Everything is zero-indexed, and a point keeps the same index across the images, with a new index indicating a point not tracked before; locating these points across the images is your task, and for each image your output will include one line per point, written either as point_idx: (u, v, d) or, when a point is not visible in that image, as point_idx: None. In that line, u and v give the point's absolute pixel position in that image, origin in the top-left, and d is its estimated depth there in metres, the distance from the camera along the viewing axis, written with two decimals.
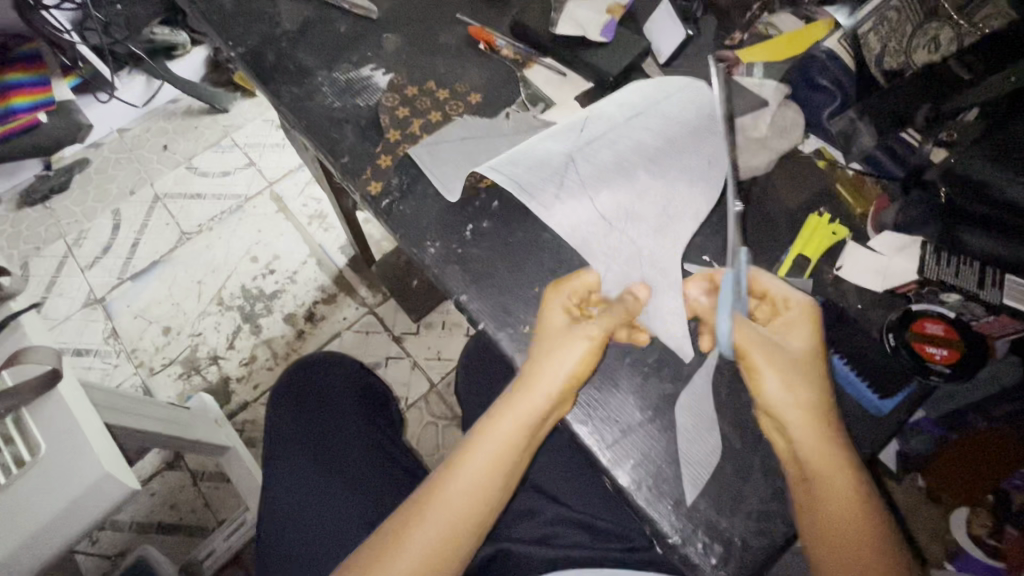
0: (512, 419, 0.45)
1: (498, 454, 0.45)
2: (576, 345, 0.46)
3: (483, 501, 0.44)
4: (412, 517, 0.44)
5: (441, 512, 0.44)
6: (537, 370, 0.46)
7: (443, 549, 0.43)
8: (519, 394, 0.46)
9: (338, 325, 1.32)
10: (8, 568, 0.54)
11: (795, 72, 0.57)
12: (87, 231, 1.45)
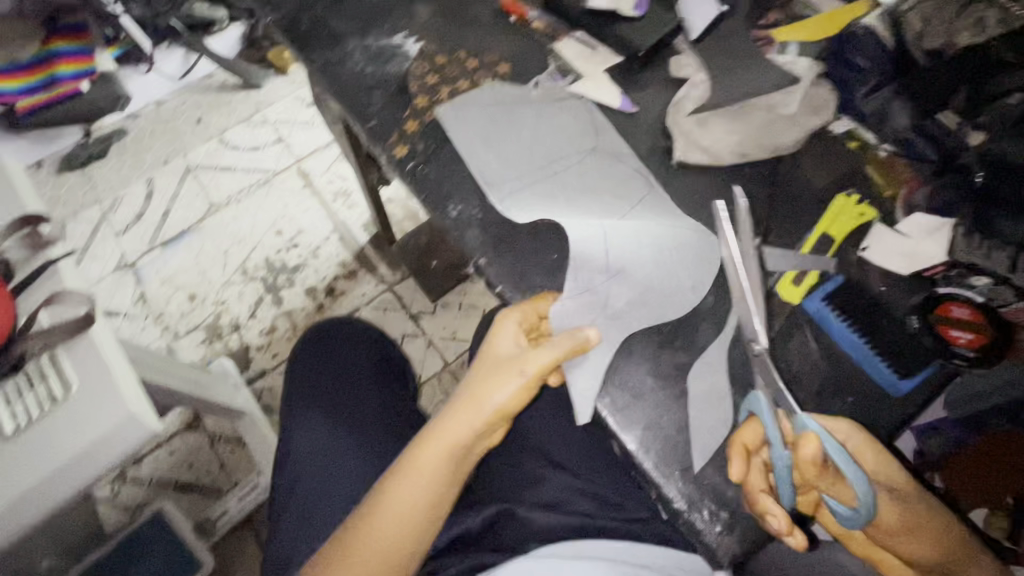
0: (439, 453, 0.48)
1: (426, 483, 0.49)
2: (512, 381, 0.46)
3: (419, 517, 0.49)
4: (359, 531, 0.49)
5: (381, 530, 0.49)
6: (472, 401, 0.47)
7: (387, 558, 0.49)
8: (444, 430, 0.48)
9: (357, 301, 1.35)
10: (40, 496, 0.57)
11: (831, 51, 0.56)
12: (121, 197, 1.50)
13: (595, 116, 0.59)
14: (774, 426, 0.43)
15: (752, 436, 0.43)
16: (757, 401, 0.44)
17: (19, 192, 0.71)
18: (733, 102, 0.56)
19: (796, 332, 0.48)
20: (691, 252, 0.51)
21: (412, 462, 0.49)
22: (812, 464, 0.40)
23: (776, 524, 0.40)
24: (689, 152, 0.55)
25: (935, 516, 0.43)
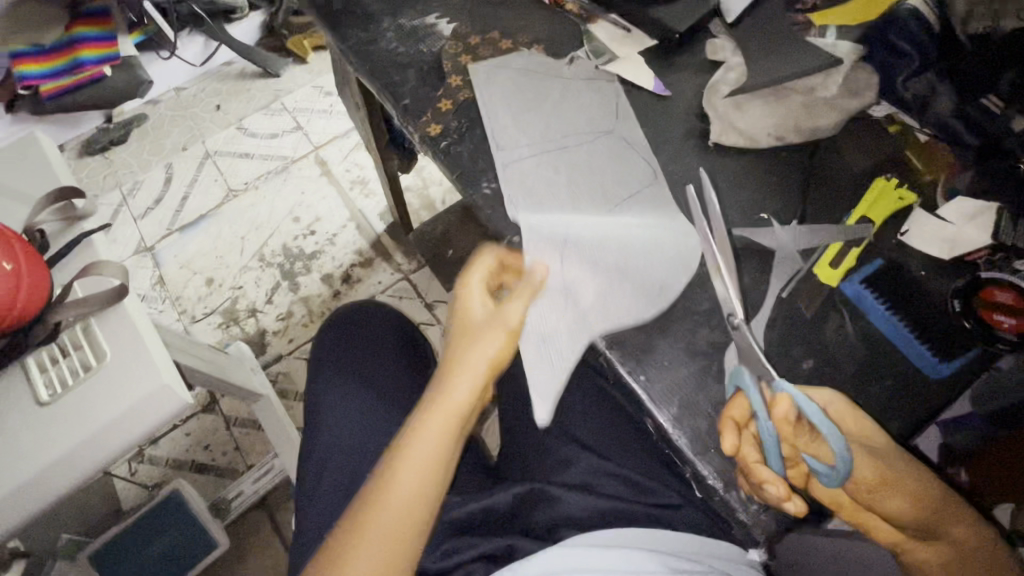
0: (437, 427, 0.47)
1: (427, 463, 0.46)
2: (498, 330, 0.48)
3: (424, 497, 0.46)
4: (377, 495, 0.45)
5: (401, 492, 0.46)
6: (467, 350, 0.48)
7: (410, 514, 0.45)
8: (437, 404, 0.48)
9: (373, 288, 1.35)
10: (71, 464, 0.58)
11: (873, 34, 0.55)
12: (141, 181, 1.51)
13: (628, 99, 0.59)
14: (758, 396, 0.42)
15: (740, 409, 0.43)
16: (742, 376, 0.44)
17: (53, 167, 0.72)
18: (770, 85, 0.56)
19: (833, 314, 0.47)
20: (666, 254, 0.50)
21: (409, 443, 0.47)
22: (787, 423, 0.42)
23: (772, 489, 0.40)
24: (724, 134, 0.55)
25: (914, 471, 0.42)
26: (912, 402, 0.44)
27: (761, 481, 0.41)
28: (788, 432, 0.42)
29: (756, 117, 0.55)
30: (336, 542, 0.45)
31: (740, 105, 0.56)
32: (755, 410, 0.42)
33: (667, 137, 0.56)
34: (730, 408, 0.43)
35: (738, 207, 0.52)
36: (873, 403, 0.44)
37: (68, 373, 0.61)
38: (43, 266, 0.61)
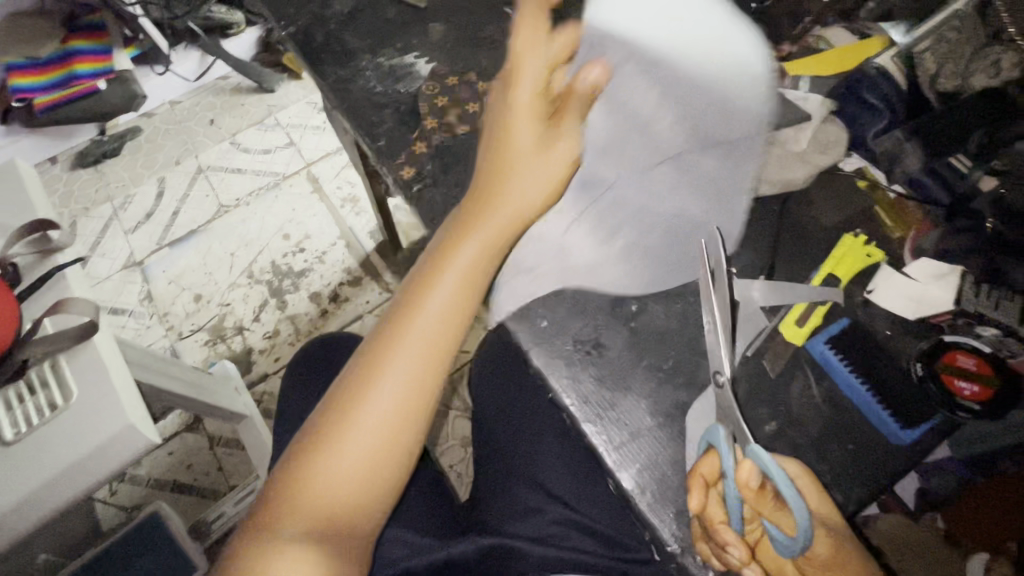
0: (477, 243, 0.48)
1: (463, 276, 0.47)
2: (542, 154, 0.48)
3: (462, 312, 0.47)
4: (415, 299, 0.47)
5: (436, 300, 0.47)
6: (503, 157, 0.49)
7: (447, 323, 0.47)
8: (481, 215, 0.48)
9: (360, 308, 1.35)
10: (34, 504, 0.57)
11: (843, 88, 0.55)
12: (132, 196, 1.51)
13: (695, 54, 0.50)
14: (730, 454, 0.42)
15: (709, 467, 0.43)
16: (717, 435, 0.43)
17: (31, 195, 0.72)
18: None
19: (799, 373, 0.47)
20: (672, 266, 0.50)
21: (451, 251, 0.48)
22: (754, 487, 0.41)
23: (734, 550, 0.39)
24: (720, 168, 0.51)
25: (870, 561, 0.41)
26: (871, 466, 0.44)
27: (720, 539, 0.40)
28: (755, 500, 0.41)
29: None
30: (370, 341, 0.47)
31: None
32: (725, 470, 0.42)
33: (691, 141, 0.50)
34: (702, 463, 0.43)
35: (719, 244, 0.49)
36: (840, 466, 0.44)
37: (34, 411, 0.60)
38: (13, 301, 0.61)
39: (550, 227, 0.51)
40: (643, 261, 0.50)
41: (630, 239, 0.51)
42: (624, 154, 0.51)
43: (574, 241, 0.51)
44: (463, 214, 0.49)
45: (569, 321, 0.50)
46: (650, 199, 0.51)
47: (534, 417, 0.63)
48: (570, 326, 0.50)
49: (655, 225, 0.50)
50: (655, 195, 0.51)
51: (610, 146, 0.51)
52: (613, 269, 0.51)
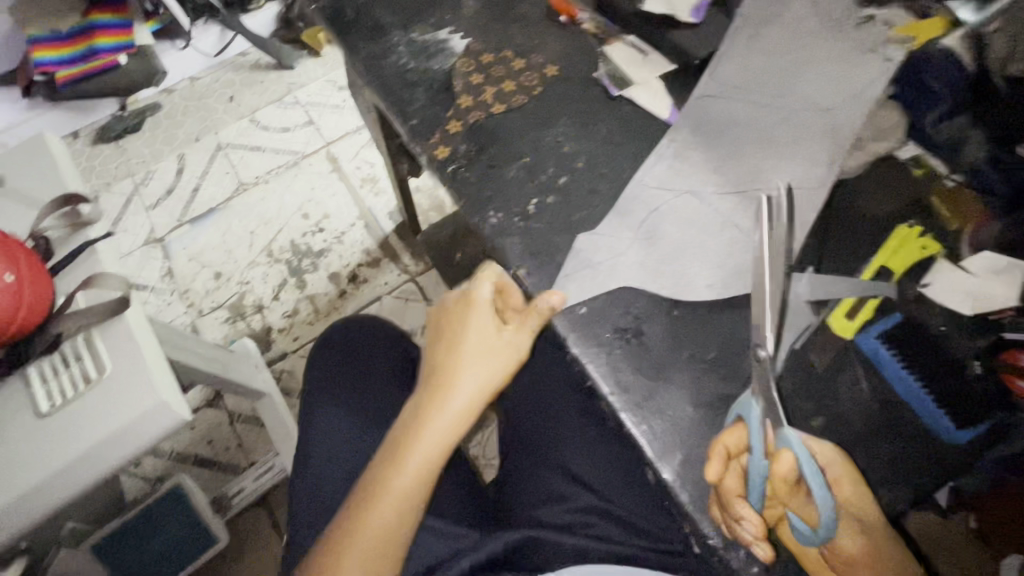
0: (421, 459, 0.47)
1: (427, 461, 0.48)
2: (496, 358, 0.48)
3: (423, 488, 0.48)
4: (367, 504, 0.47)
5: (388, 504, 0.47)
6: (451, 372, 0.48)
7: (394, 530, 0.47)
8: (438, 406, 0.48)
9: (379, 290, 1.34)
10: (68, 477, 0.57)
11: (903, 69, 0.52)
12: (153, 172, 1.51)
13: (792, 96, 0.55)
14: (760, 433, 0.41)
15: (734, 440, 0.42)
16: (749, 414, 0.42)
17: (60, 169, 0.71)
18: (789, 123, 0.54)
19: (846, 368, 0.46)
20: (728, 267, 0.49)
21: (401, 457, 0.47)
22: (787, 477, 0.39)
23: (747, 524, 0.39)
24: (784, 186, 0.52)
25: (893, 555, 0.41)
26: (919, 465, 0.43)
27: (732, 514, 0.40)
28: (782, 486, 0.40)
29: (777, 156, 0.53)
30: (334, 537, 0.47)
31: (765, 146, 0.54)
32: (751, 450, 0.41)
33: (767, 164, 0.53)
34: (726, 439, 0.41)
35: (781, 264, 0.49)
36: (889, 464, 0.43)
37: (67, 385, 0.60)
38: (46, 274, 0.61)
39: (604, 223, 0.52)
40: (696, 272, 0.49)
41: (684, 244, 0.50)
42: (697, 164, 0.54)
43: (626, 237, 0.52)
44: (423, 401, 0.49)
45: (609, 307, 0.49)
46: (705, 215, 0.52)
47: (561, 399, 0.61)
48: (613, 314, 0.49)
49: (708, 240, 0.50)
50: (713, 209, 0.52)
51: (685, 157, 0.55)
52: (674, 270, 0.50)
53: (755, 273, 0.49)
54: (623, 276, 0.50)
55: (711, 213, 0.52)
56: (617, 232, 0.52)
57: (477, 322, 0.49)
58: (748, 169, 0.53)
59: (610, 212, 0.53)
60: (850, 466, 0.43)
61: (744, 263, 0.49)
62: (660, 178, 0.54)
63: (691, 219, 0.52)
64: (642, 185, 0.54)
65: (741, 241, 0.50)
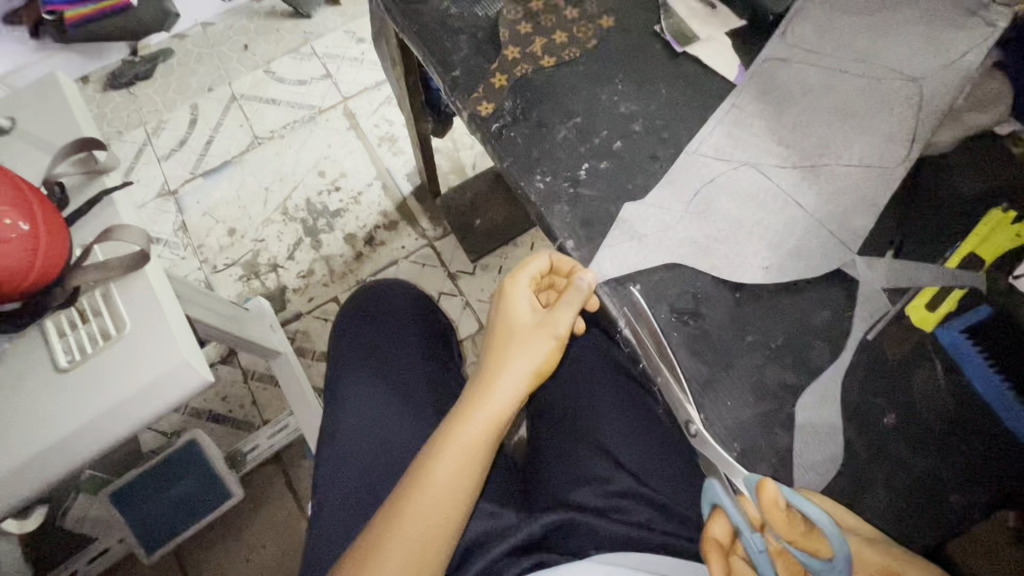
0: (464, 447, 0.44)
1: (470, 452, 0.44)
2: (543, 344, 0.46)
3: (469, 480, 0.45)
4: (406, 495, 0.44)
5: (430, 495, 0.43)
6: (497, 361, 0.46)
7: (436, 525, 0.43)
8: (481, 396, 0.46)
9: (395, 253, 1.27)
10: (89, 437, 0.56)
11: (1009, 34, 0.47)
12: (166, 121, 1.45)
13: (871, 62, 0.50)
14: (735, 510, 0.39)
15: (719, 529, 0.41)
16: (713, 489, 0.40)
17: (74, 112, 0.67)
18: (871, 93, 0.49)
19: (924, 363, 0.42)
20: (794, 246, 0.45)
21: (443, 445, 0.45)
22: (776, 509, 0.36)
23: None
24: (857, 163, 0.47)
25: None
26: (999, 470, 0.40)
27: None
28: (780, 525, 0.36)
29: (858, 127, 0.48)
30: (370, 533, 0.43)
31: (847, 117, 0.48)
32: (736, 526, 0.39)
33: (837, 135, 0.48)
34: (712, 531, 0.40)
35: (846, 248, 0.44)
36: (965, 467, 0.40)
37: (86, 340, 0.58)
38: (62, 224, 0.58)
39: (657, 192, 0.48)
40: (749, 252, 0.45)
41: (740, 221, 0.46)
42: (758, 133, 0.49)
43: (676, 209, 0.47)
44: (465, 394, 0.47)
45: (666, 285, 0.45)
46: (773, 189, 0.47)
47: (594, 377, 0.61)
48: (666, 293, 0.45)
49: (767, 218, 0.46)
50: (774, 183, 0.47)
51: (745, 124, 0.50)
52: (736, 249, 0.45)
53: (816, 255, 0.44)
54: (670, 251, 0.46)
55: (776, 186, 0.47)
56: (671, 202, 0.48)
57: (518, 311, 0.47)
58: (816, 140, 0.48)
59: (661, 181, 0.49)
60: (923, 466, 0.40)
61: (804, 245, 0.45)
62: (721, 147, 0.49)
63: (755, 191, 0.47)
64: (697, 153, 0.49)
65: (803, 220, 0.45)
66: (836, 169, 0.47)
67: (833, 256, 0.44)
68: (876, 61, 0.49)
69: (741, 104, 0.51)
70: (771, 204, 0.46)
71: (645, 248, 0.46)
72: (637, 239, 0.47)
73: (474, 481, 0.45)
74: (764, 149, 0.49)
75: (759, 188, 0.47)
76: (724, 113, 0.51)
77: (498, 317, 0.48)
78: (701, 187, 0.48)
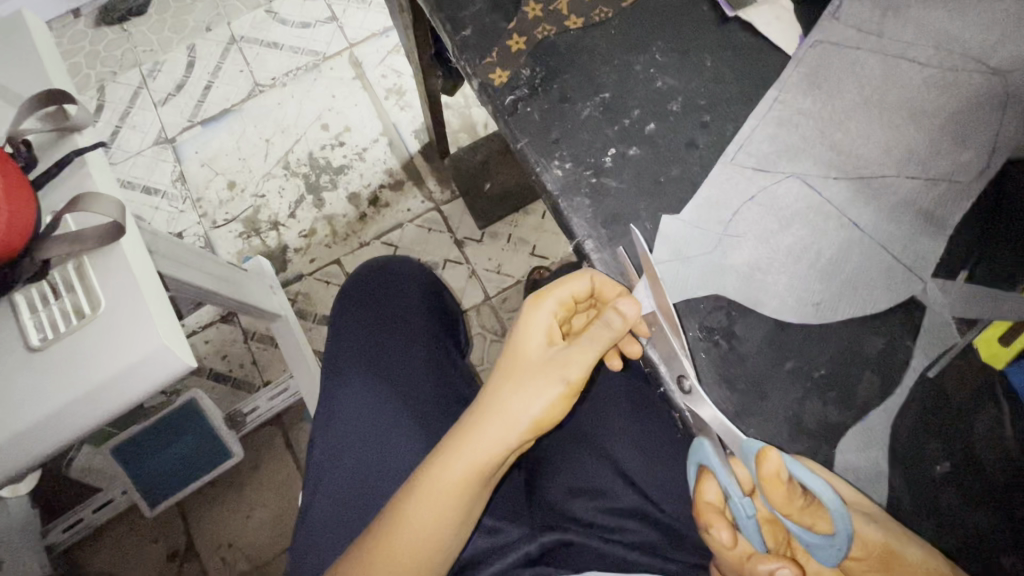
0: (445, 493, 0.40)
1: (452, 499, 0.41)
2: (551, 386, 0.40)
3: (442, 530, 0.41)
4: (382, 537, 0.41)
5: (405, 539, 0.41)
6: (495, 397, 0.41)
7: (410, 569, 0.41)
8: (471, 437, 0.41)
9: (400, 216, 1.14)
10: (60, 431, 0.47)
11: None
12: (163, 63, 1.26)
13: (948, 47, 0.43)
14: (727, 473, 0.38)
15: (710, 491, 0.39)
16: (703, 449, 0.39)
17: (43, 55, 0.55)
18: (949, 86, 0.42)
19: (987, 406, 0.40)
20: (850, 268, 0.41)
21: (423, 488, 0.41)
22: (780, 482, 0.34)
23: (783, 573, 0.35)
24: (925, 176, 0.42)
25: (931, 556, 0.35)
26: None
27: (763, 572, 0.35)
28: (782, 493, 0.34)
29: (923, 125, 0.42)
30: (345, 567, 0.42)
31: (911, 113, 0.43)
32: (728, 490, 0.37)
33: (903, 140, 0.42)
34: (705, 495, 0.38)
35: (898, 267, 0.41)
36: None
37: (59, 316, 0.49)
38: (26, 189, 0.48)
39: (699, 198, 0.43)
40: (794, 281, 0.41)
41: (789, 243, 0.42)
42: (806, 139, 0.44)
43: (716, 222, 0.43)
44: (455, 427, 0.42)
45: (696, 300, 0.42)
46: (833, 206, 0.42)
47: (610, 386, 0.57)
48: (699, 308, 0.42)
49: (819, 241, 0.42)
50: (826, 199, 0.42)
51: (791, 126, 0.44)
52: (783, 269, 0.42)
53: (877, 285, 0.41)
54: (711, 275, 0.42)
55: (827, 203, 0.42)
56: (712, 212, 0.43)
57: (529, 341, 0.43)
58: (877, 148, 0.43)
59: (694, 197, 0.44)
60: (977, 520, 0.38)
61: (860, 271, 0.41)
62: (772, 147, 0.44)
63: (810, 205, 0.42)
64: (736, 161, 0.44)
65: (862, 243, 0.41)
66: (896, 185, 0.42)
67: (898, 285, 0.41)
68: (949, 36, 0.43)
69: (790, 92, 0.45)
70: (823, 220, 0.42)
71: (683, 267, 0.42)
72: (680, 259, 0.42)
73: (454, 525, 0.42)
74: (820, 151, 0.43)
75: (819, 200, 0.42)
76: (772, 102, 0.45)
77: (509, 341, 0.44)
78: (747, 195, 0.43)
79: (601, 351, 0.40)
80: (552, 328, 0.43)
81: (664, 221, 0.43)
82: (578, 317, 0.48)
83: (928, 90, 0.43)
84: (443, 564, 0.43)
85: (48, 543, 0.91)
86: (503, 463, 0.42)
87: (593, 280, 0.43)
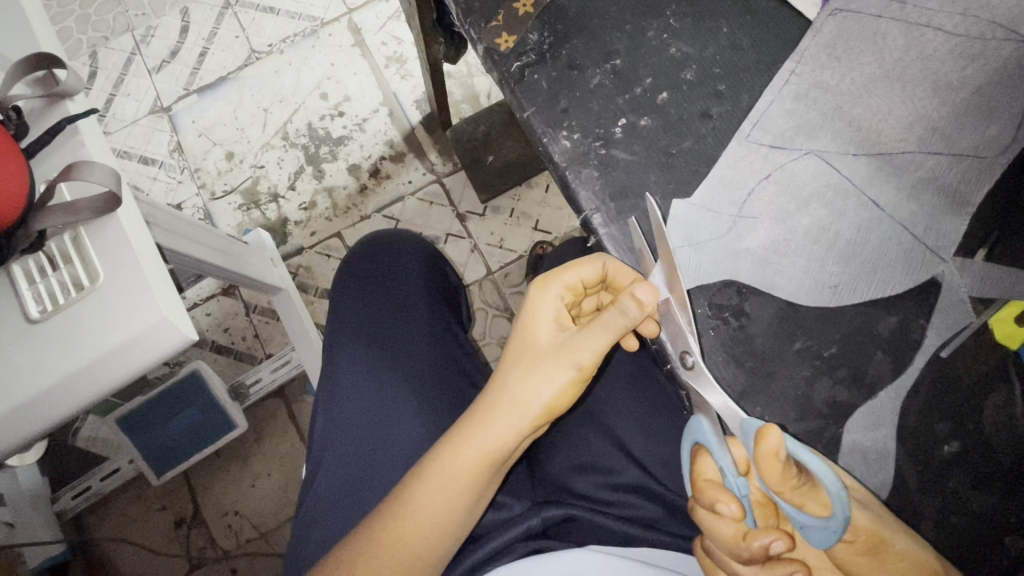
0: (455, 477, 0.40)
1: (460, 482, 0.41)
2: (561, 372, 0.40)
3: (452, 513, 0.41)
4: (393, 517, 0.41)
5: (415, 519, 0.41)
6: (505, 383, 0.41)
7: (418, 550, 0.41)
8: (481, 422, 0.40)
9: (401, 189, 1.12)
10: (61, 400, 0.46)
11: None
12: (155, 27, 1.21)
13: (975, 14, 0.41)
14: (723, 452, 0.38)
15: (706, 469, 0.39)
16: (701, 428, 0.39)
17: (27, 14, 0.52)
18: (976, 57, 0.41)
19: (998, 386, 0.39)
20: (866, 249, 0.40)
21: (433, 471, 0.41)
22: (778, 461, 0.33)
23: (774, 545, 0.35)
24: (948, 152, 0.40)
25: (921, 549, 0.35)
26: None
27: (757, 547, 0.35)
28: (779, 471, 0.34)
29: (950, 101, 0.41)
30: (353, 548, 0.42)
31: (936, 85, 0.41)
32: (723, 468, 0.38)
33: (925, 114, 0.41)
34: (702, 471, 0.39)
35: (913, 248, 0.40)
36: None
37: (56, 288, 0.48)
38: (18, 156, 0.47)
39: (709, 177, 0.42)
40: (809, 263, 0.40)
41: (802, 222, 0.41)
42: (823, 114, 0.42)
43: (728, 202, 0.42)
44: (465, 412, 0.42)
45: (708, 279, 0.41)
46: (850, 185, 0.41)
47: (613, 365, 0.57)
48: (709, 286, 0.41)
49: (835, 219, 0.41)
50: (843, 176, 0.41)
51: (809, 100, 0.42)
52: (796, 250, 0.41)
53: (892, 266, 0.40)
54: (723, 256, 0.41)
55: (843, 180, 0.41)
56: (723, 192, 0.42)
57: (538, 326, 0.42)
58: (899, 123, 0.41)
59: (706, 173, 0.43)
60: (983, 502, 0.38)
61: (878, 251, 0.40)
62: (789, 122, 0.42)
63: (827, 182, 0.41)
64: (751, 139, 0.42)
65: (878, 222, 0.40)
66: (917, 162, 0.41)
67: (916, 268, 0.40)
68: (978, 6, 0.41)
69: (808, 64, 0.43)
70: (840, 198, 0.41)
71: (695, 246, 0.41)
72: (694, 238, 0.41)
73: (464, 508, 0.42)
74: (838, 126, 0.42)
75: (835, 178, 0.41)
76: (788, 75, 0.43)
77: (518, 325, 0.43)
78: (761, 170, 0.42)
79: (613, 338, 0.40)
80: (561, 313, 0.43)
81: (675, 202, 0.42)
82: (588, 300, 0.47)
83: (955, 63, 0.41)
84: (452, 545, 0.43)
85: (59, 509, 0.93)
86: (513, 447, 0.42)
87: (606, 266, 0.42)
